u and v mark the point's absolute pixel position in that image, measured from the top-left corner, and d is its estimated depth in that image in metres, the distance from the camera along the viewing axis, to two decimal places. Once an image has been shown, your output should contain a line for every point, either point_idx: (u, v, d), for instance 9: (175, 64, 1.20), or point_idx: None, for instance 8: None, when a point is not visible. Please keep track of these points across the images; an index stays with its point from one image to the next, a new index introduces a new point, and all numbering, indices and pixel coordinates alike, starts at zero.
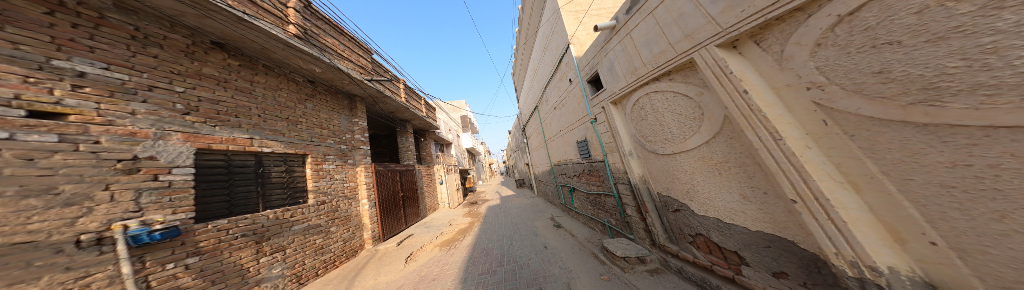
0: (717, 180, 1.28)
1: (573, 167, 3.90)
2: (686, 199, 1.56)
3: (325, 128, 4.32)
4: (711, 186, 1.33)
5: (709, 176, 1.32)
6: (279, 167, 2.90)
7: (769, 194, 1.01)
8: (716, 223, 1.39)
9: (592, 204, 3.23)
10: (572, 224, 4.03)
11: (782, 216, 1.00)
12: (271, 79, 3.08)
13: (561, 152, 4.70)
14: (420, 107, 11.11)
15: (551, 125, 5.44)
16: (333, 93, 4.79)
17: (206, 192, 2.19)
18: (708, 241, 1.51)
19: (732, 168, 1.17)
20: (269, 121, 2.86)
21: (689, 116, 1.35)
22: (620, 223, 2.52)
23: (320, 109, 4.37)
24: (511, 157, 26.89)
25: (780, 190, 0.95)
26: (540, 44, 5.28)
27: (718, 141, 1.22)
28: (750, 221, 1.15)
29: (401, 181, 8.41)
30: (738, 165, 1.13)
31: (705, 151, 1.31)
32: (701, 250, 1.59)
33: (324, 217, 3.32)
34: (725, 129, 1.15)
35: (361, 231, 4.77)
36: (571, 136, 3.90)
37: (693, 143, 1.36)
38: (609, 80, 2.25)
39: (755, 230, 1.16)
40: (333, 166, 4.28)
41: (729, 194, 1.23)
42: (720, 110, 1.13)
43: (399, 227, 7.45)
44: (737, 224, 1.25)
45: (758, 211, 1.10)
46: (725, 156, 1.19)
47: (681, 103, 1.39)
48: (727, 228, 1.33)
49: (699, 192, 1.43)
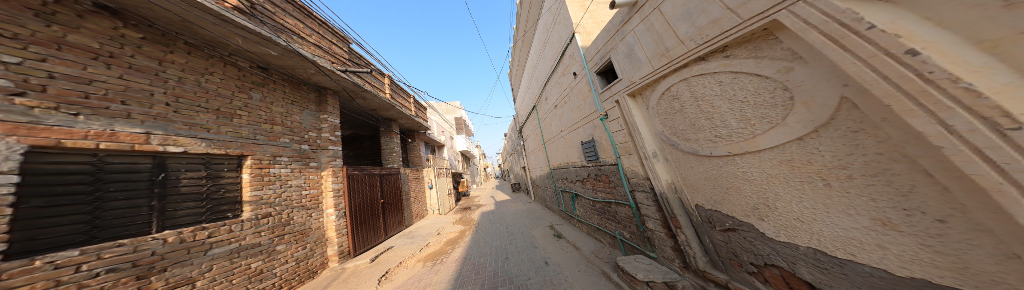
0: (820, 194, 0.94)
1: (578, 171, 3.59)
2: (753, 218, 1.27)
3: (282, 124, 3.57)
4: (808, 202, 1.00)
5: (800, 188, 1.01)
6: (194, 173, 2.37)
7: (952, 226, 0.62)
8: (812, 256, 1.05)
9: (600, 213, 3.01)
10: (575, 235, 3.87)
11: (968, 257, 0.62)
12: (196, 61, 2.65)
13: (563, 154, 4.34)
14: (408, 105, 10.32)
15: (550, 125, 5.11)
16: (297, 84, 4.03)
17: (58, 210, 1.62)
18: (784, 275, 1.20)
19: (854, 179, 0.82)
20: (186, 112, 2.41)
21: (766, 103, 1.05)
22: (640, 238, 2.19)
23: (278, 102, 3.61)
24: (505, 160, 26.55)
25: (980, 223, 0.57)
26: (540, 38, 4.93)
27: (824, 136, 0.88)
28: (906, 264, 0.76)
29: (382, 186, 7.63)
30: (868, 174, 0.77)
31: (793, 151, 1.00)
32: (769, 284, 1.30)
33: (265, 233, 2.92)
34: (838, 119, 0.82)
35: (324, 246, 4.05)
36: (575, 137, 3.57)
37: (768, 141, 1.07)
38: (626, 69, 2.01)
39: (911, 278, 0.76)
40: (286, 170, 3.46)
41: (850, 216, 0.87)
42: (835, 90, 0.80)
43: (377, 238, 6.66)
44: (862, 263, 0.88)
45: (927, 249, 0.70)
46: (838, 161, 0.85)
47: (751, 85, 1.10)
48: (838, 266, 0.97)
49: (779, 206, 1.13)
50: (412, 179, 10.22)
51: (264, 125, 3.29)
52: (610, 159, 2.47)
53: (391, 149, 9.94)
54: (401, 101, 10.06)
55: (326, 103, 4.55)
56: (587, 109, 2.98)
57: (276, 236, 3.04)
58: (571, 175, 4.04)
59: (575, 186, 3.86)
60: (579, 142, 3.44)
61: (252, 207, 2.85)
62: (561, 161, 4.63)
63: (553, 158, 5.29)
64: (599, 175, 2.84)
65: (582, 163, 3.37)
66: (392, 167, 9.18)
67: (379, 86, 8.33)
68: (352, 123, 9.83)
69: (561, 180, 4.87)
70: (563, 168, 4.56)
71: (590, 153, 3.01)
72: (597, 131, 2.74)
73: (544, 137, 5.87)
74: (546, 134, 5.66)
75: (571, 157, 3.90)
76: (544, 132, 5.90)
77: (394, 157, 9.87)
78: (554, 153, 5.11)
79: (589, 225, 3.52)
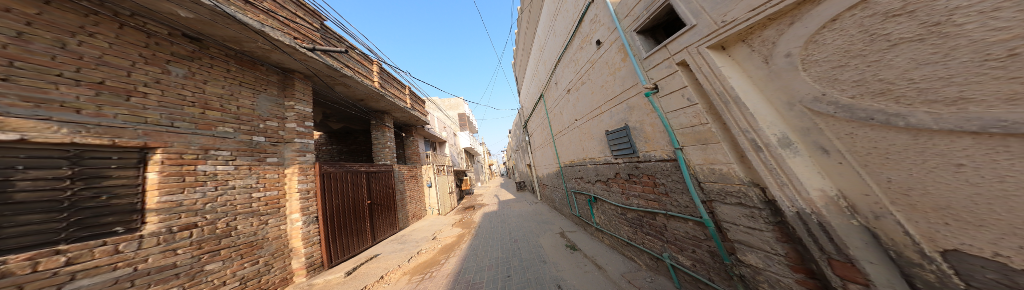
0: None
1: (603, 170, 2.93)
2: None
3: (222, 109, 2.83)
4: None
5: None
6: (53, 173, 1.76)
7: None
8: None
9: (633, 226, 2.40)
10: (597, 249, 3.26)
11: None
12: (75, 18, 1.96)
13: (581, 149, 3.63)
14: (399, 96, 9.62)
15: (563, 114, 4.39)
16: (251, 64, 3.26)
17: None
18: None
19: None
20: (48, 86, 1.76)
21: None
22: (722, 273, 1.45)
23: (216, 82, 2.83)
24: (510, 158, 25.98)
25: None
26: (550, 9, 4.16)
27: None
28: None
29: (370, 185, 6.86)
30: None
31: None
32: None
33: (184, 250, 2.33)
34: None
35: (289, 258, 3.33)
36: (599, 125, 2.84)
37: None
38: (709, 5, 1.25)
39: None
40: (228, 168, 2.78)
41: None
42: None
43: (361, 243, 5.98)
44: None
45: None
46: None
47: None
48: None
49: None
50: (408, 177, 9.53)
51: (183, 108, 2.52)
52: (665, 154, 1.70)
53: (383, 144, 9.22)
54: (392, 92, 9.23)
55: (293, 88, 3.78)
56: (618, 84, 2.26)
57: (203, 252, 2.45)
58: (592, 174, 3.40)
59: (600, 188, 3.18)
60: (604, 131, 2.74)
61: (163, 218, 2.22)
62: (576, 158, 3.96)
63: (566, 155, 4.64)
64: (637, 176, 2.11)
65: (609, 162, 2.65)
66: (384, 164, 8.47)
67: (365, 74, 7.48)
68: (340, 116, 9.07)
69: (575, 180, 4.19)
70: (578, 166, 3.91)
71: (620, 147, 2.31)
72: (636, 113, 2.02)
73: (556, 130, 5.15)
74: (557, 128, 4.95)
75: (592, 154, 3.24)
76: (555, 125, 5.18)
77: (386, 153, 9.15)
78: (567, 150, 4.46)
79: (618, 240, 2.93)
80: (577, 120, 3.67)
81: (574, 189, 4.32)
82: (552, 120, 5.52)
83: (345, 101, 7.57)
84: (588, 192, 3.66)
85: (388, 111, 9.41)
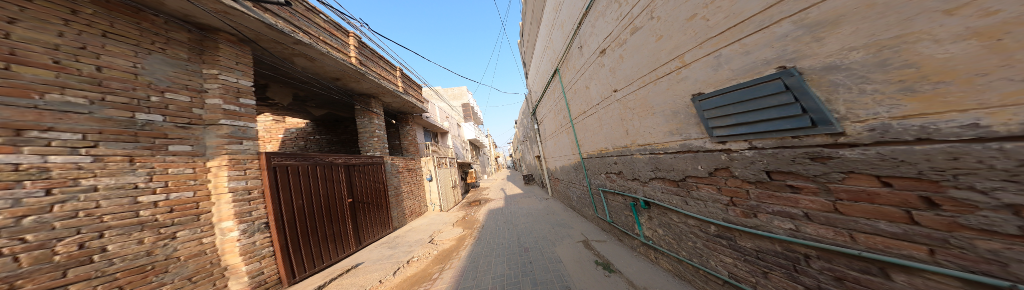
0: None
1: (672, 162, 2.14)
2: None
3: (54, 68, 2.10)
4: None
5: None
6: None
7: None
8: None
9: (737, 261, 1.64)
10: (647, 278, 2.66)
11: None
12: None
13: (634, 135, 2.82)
14: (383, 75, 8.30)
15: (609, 81, 3.42)
16: (132, 11, 2.69)
17: None
18: None
19: None
20: None
21: None
22: None
23: (36, 25, 2.09)
24: (518, 149, 25.07)
25: None
26: None
27: None
28: None
29: (352, 180, 5.70)
30: None
31: None
32: None
33: None
34: None
35: (215, 279, 2.86)
36: (686, 91, 1.84)
37: None
38: None
39: None
40: (58, 159, 2.00)
41: None
42: None
43: (343, 249, 4.98)
44: None
45: None
46: None
47: None
48: None
49: None
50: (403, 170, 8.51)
51: None
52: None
53: (371, 133, 7.97)
54: (377, 72, 7.89)
55: (212, 52, 3.35)
56: None
57: None
58: (660, 166, 2.36)
59: (666, 190, 2.34)
60: (693, 92, 1.77)
61: None
62: (623, 144, 3.18)
63: (604, 141, 3.92)
64: (799, 176, 1.13)
65: (695, 154, 1.82)
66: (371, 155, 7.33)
67: (337, 46, 6.18)
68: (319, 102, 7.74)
69: (617, 177, 3.53)
70: (621, 154, 3.26)
71: (757, 125, 1.29)
72: (837, 36, 0.90)
73: (593, 107, 4.33)
74: (596, 104, 4.12)
75: (652, 139, 2.43)
76: (592, 99, 4.31)
77: (375, 143, 7.90)
78: (608, 135, 3.68)
79: (693, 272, 2.18)
80: (634, 83, 2.70)
81: (615, 190, 3.66)
82: (586, 96, 4.65)
83: (319, 81, 6.25)
84: (637, 194, 2.98)
85: (374, 94, 8.09)
